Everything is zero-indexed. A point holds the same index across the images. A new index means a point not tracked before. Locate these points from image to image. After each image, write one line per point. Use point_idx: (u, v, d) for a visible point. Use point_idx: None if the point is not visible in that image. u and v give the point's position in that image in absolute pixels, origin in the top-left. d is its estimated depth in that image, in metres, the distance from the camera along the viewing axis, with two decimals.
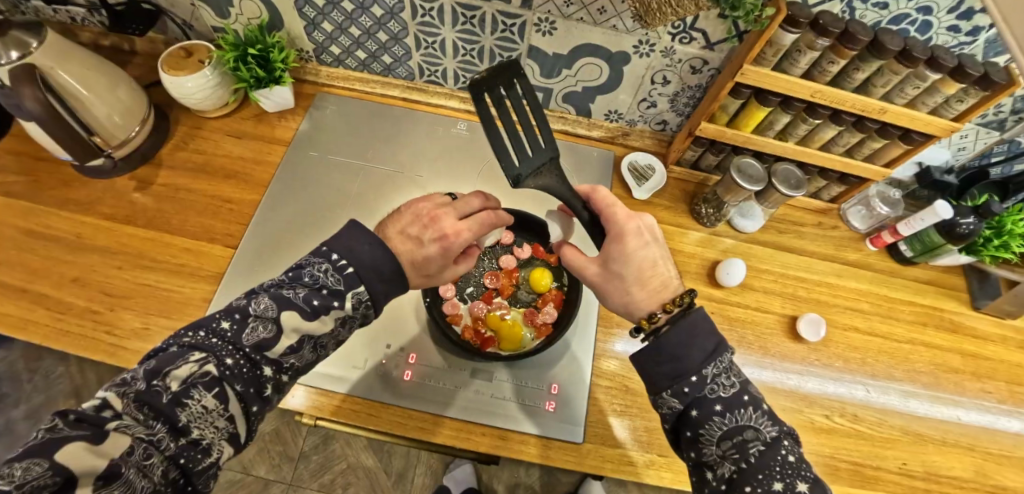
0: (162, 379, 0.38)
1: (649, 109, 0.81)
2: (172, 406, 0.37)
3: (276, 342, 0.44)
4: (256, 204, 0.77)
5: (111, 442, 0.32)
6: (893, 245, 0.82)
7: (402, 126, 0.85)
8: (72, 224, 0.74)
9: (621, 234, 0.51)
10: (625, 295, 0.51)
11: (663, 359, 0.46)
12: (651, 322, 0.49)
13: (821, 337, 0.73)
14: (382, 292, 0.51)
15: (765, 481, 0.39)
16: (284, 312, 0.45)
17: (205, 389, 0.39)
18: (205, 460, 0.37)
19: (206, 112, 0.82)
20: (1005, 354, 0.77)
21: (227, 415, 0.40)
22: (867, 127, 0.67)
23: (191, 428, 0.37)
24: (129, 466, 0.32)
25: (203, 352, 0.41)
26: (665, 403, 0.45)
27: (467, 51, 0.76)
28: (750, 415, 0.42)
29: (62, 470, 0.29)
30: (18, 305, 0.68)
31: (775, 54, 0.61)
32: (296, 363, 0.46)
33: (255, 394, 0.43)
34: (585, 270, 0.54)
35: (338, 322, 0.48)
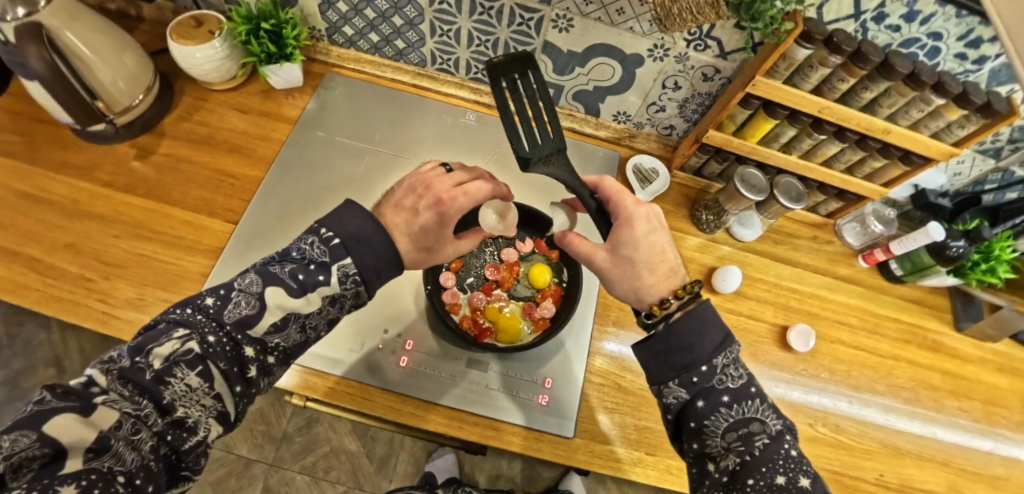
0: (144, 357, 0.38)
1: (658, 113, 0.81)
2: (156, 384, 0.37)
3: (260, 318, 0.44)
4: (260, 181, 0.77)
5: (100, 414, 0.33)
6: (884, 264, 0.84)
7: (410, 113, 0.85)
8: (69, 189, 0.73)
9: (629, 219, 0.52)
10: (635, 281, 0.52)
11: (674, 348, 0.47)
12: (663, 308, 0.49)
13: (809, 348, 0.75)
14: (374, 275, 0.50)
15: (768, 474, 0.40)
16: (268, 288, 0.45)
17: (187, 367, 0.38)
18: (191, 438, 0.38)
19: (212, 84, 0.80)
20: (984, 375, 0.80)
21: (214, 394, 0.40)
22: (869, 146, 0.68)
23: (175, 407, 0.38)
24: (118, 439, 0.33)
25: (187, 328, 0.41)
26: (672, 392, 0.46)
27: (482, 42, 0.75)
28: (756, 408, 0.44)
29: (51, 442, 0.30)
30: (10, 267, 0.67)
31: (787, 68, 0.62)
32: (282, 343, 0.46)
33: (239, 373, 0.42)
34: (595, 257, 0.54)
35: (325, 301, 0.47)
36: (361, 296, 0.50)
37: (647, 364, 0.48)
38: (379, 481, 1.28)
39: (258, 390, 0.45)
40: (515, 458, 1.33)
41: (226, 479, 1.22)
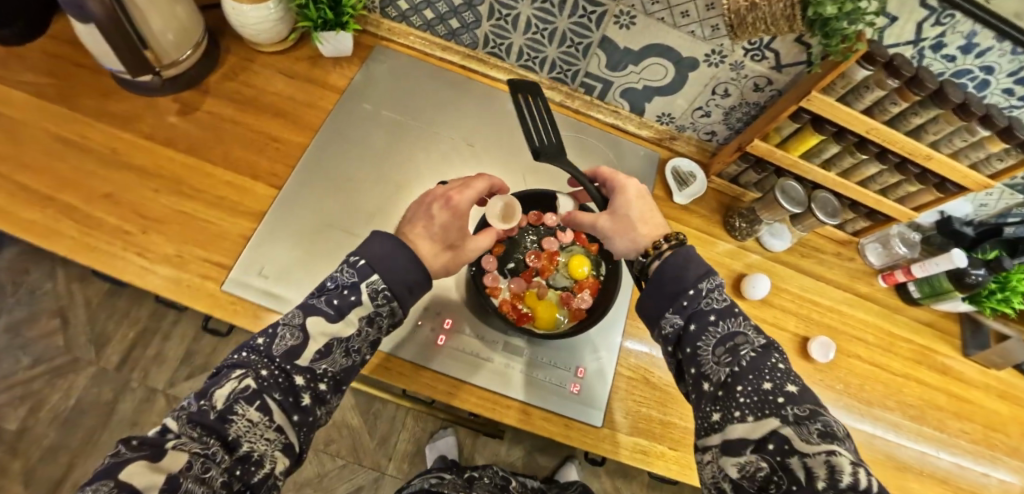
0: (207, 399, 0.37)
1: (702, 118, 0.82)
2: (221, 423, 0.36)
3: (305, 348, 0.44)
4: (306, 146, 0.76)
5: (169, 460, 0.31)
6: (902, 285, 0.87)
7: (457, 93, 0.85)
8: (109, 139, 0.72)
9: (620, 185, 0.61)
10: (631, 233, 0.58)
11: (665, 281, 0.52)
12: (656, 248, 0.56)
13: (828, 359, 0.77)
14: (405, 291, 0.51)
15: (755, 379, 0.41)
16: (309, 318, 0.45)
17: (247, 403, 0.38)
18: (259, 471, 0.37)
19: (260, 45, 0.79)
20: (985, 400, 0.83)
21: (275, 426, 0.39)
22: (908, 170, 0.70)
23: (241, 443, 0.36)
24: (187, 478, 0.31)
25: (242, 368, 0.40)
26: (668, 321, 0.51)
27: (539, 30, 0.75)
28: (740, 324, 0.47)
29: (126, 487, 0.27)
30: (45, 213, 0.65)
31: (844, 86, 0.64)
32: (330, 369, 0.45)
33: (294, 403, 0.42)
34: (598, 222, 0.60)
35: (364, 322, 0.48)
36: (395, 312, 0.51)
37: (649, 300, 0.54)
38: (378, 458, 1.29)
39: (317, 420, 0.44)
40: (514, 445, 1.35)
41: None
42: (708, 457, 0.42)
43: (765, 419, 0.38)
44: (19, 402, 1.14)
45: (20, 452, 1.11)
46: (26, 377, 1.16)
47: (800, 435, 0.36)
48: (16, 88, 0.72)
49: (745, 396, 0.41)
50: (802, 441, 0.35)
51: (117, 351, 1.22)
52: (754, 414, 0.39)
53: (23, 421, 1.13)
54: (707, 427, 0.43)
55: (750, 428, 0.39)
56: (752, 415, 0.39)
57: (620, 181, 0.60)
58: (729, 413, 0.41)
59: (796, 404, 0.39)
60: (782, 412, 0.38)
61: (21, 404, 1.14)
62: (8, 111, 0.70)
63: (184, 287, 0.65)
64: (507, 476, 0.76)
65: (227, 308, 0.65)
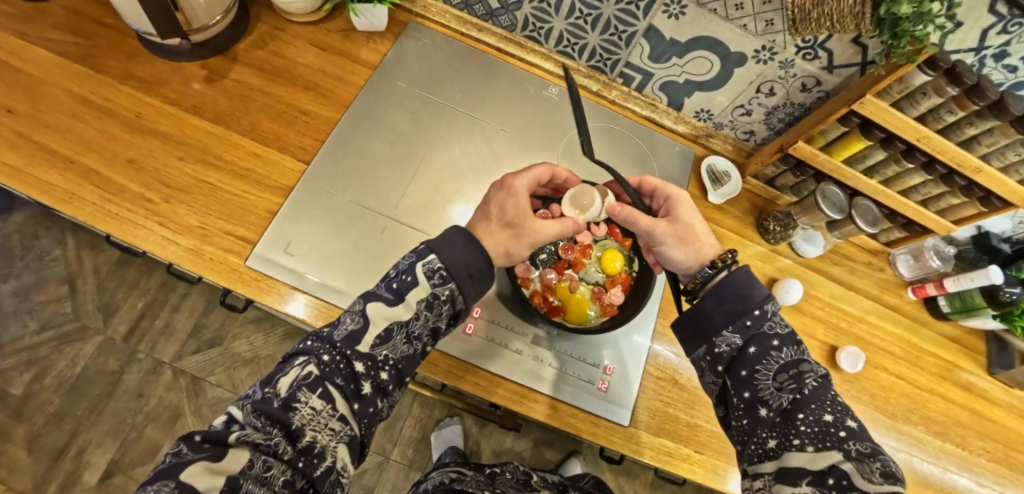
0: (272, 387, 0.36)
1: (742, 117, 0.80)
2: (285, 411, 0.35)
3: (366, 332, 0.42)
4: (335, 123, 0.74)
5: (230, 459, 0.30)
6: (931, 299, 0.85)
7: (492, 77, 0.83)
8: (134, 103, 0.69)
9: (676, 196, 0.60)
10: (696, 244, 0.57)
11: (727, 300, 0.51)
12: (722, 260, 0.55)
13: (856, 370, 0.76)
14: (464, 275, 0.48)
15: (817, 410, 0.42)
16: (369, 304, 0.43)
17: (309, 391, 0.36)
18: (321, 464, 0.35)
19: (293, 15, 0.77)
20: (1007, 420, 0.83)
21: (339, 416, 0.37)
22: (953, 182, 0.68)
23: (304, 433, 0.35)
24: (248, 479, 0.30)
25: (305, 355, 0.39)
26: (725, 340, 0.49)
27: (583, 15, 0.72)
28: (803, 353, 0.47)
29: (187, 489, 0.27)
30: (65, 176, 0.63)
31: (900, 91, 0.62)
32: (391, 356, 0.43)
33: (355, 391, 0.39)
34: (659, 227, 0.57)
35: (423, 306, 0.46)
36: (454, 297, 0.48)
37: (699, 318, 0.52)
38: (384, 443, 1.29)
39: (379, 412, 0.42)
40: (520, 437, 1.35)
41: None
42: (758, 483, 0.42)
43: (826, 452, 0.39)
44: (25, 367, 1.13)
45: (25, 418, 1.10)
46: (33, 342, 1.15)
47: (861, 472, 0.37)
48: (39, 45, 0.70)
49: (806, 425, 0.41)
50: (863, 478, 0.37)
51: (125, 321, 1.20)
52: (814, 445, 0.40)
53: (28, 387, 1.12)
54: (761, 454, 0.43)
55: (809, 458, 0.40)
56: (812, 446, 0.40)
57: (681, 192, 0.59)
58: (787, 440, 0.42)
59: (857, 440, 0.40)
60: (844, 447, 0.39)
61: (26, 369, 1.13)
62: (29, 68, 0.68)
63: (205, 259, 0.63)
64: (528, 470, 0.74)
65: (250, 283, 0.63)
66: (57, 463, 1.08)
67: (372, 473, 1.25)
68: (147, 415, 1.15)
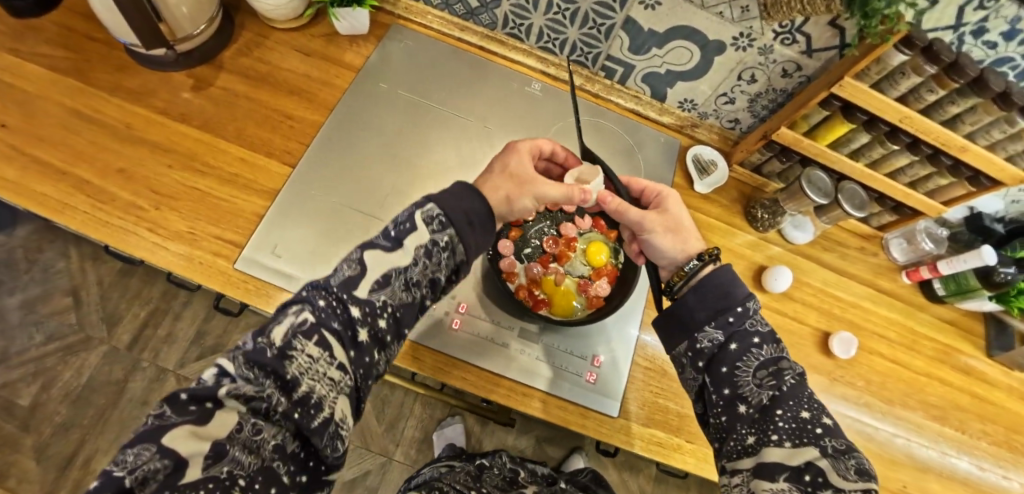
0: (265, 336, 0.30)
1: (726, 105, 0.80)
2: (280, 360, 0.29)
3: (363, 278, 0.37)
4: (319, 126, 0.75)
5: (218, 423, 0.26)
6: (926, 282, 0.84)
7: (475, 75, 0.83)
8: (122, 112, 0.70)
9: (664, 192, 0.60)
10: (682, 237, 0.57)
11: (710, 296, 0.50)
12: (709, 254, 0.54)
13: (850, 355, 0.75)
14: (463, 221, 0.44)
15: (794, 407, 0.42)
16: (366, 250, 0.39)
17: (306, 337, 0.31)
18: (320, 417, 0.30)
19: (276, 22, 0.78)
20: (1008, 402, 0.82)
21: (338, 365, 0.32)
22: (940, 162, 0.68)
23: (301, 383, 0.29)
24: (236, 443, 0.26)
25: (298, 302, 0.33)
26: (707, 335, 0.49)
27: (561, 10, 0.73)
28: (781, 350, 0.47)
29: (170, 453, 0.23)
30: (58, 186, 0.65)
31: (879, 72, 0.61)
32: (390, 303, 0.38)
33: (351, 339, 0.35)
34: (648, 216, 0.57)
35: (422, 253, 0.41)
36: (454, 245, 0.44)
37: (682, 314, 0.51)
38: (386, 443, 1.29)
39: (374, 365, 0.37)
40: (523, 434, 1.35)
41: None
42: (737, 479, 0.42)
43: (804, 448, 0.40)
44: (33, 378, 1.15)
45: (34, 428, 1.12)
46: (39, 354, 1.17)
47: (836, 468, 0.38)
48: (30, 60, 0.71)
49: (784, 421, 0.42)
50: (838, 475, 0.37)
51: (128, 331, 1.22)
52: (792, 440, 0.40)
53: (36, 398, 1.14)
54: (740, 450, 0.43)
55: (787, 454, 0.40)
56: (790, 442, 0.40)
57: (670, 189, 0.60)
58: (765, 436, 0.42)
59: (833, 437, 0.41)
60: (820, 443, 0.40)
61: (33, 381, 1.15)
62: (20, 82, 0.69)
63: (195, 263, 0.64)
64: (516, 467, 0.73)
65: (239, 286, 0.64)
66: (65, 472, 1.10)
67: (376, 474, 1.26)
68: None
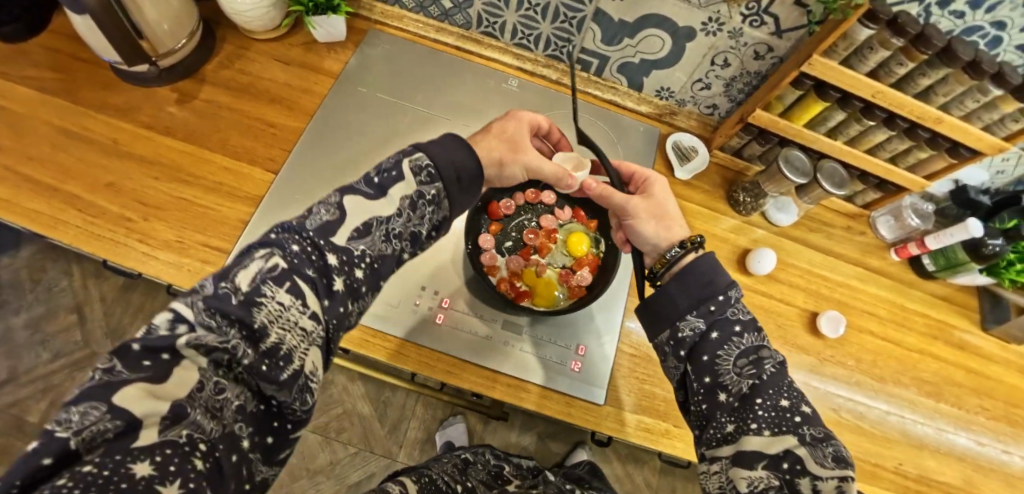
0: (229, 281, 0.30)
1: (702, 91, 0.80)
2: (246, 308, 0.29)
3: (341, 225, 0.38)
4: (301, 131, 0.76)
5: (177, 379, 0.25)
6: (916, 258, 0.84)
7: (452, 73, 0.84)
8: (109, 128, 0.72)
9: (651, 179, 0.60)
10: (666, 225, 0.56)
11: (693, 285, 0.49)
12: (691, 242, 0.53)
13: (838, 334, 0.75)
14: (452, 177, 0.46)
15: (774, 396, 0.42)
16: (346, 197, 0.40)
17: (276, 284, 0.31)
18: (288, 368, 0.30)
19: (255, 33, 0.80)
20: (1005, 376, 0.81)
21: (310, 313, 0.33)
22: (918, 135, 0.67)
23: (269, 332, 0.30)
24: (196, 407, 0.26)
25: (268, 246, 0.34)
26: (689, 324, 0.48)
27: (531, 6, 0.74)
28: (763, 339, 0.46)
29: (122, 413, 0.23)
30: (50, 203, 0.67)
31: (846, 48, 0.61)
32: (368, 252, 0.39)
33: (326, 287, 0.35)
34: (632, 202, 0.57)
35: (406, 204, 0.43)
36: (441, 199, 0.46)
37: (662, 301, 0.50)
38: (390, 445, 1.30)
39: (350, 314, 0.38)
40: (525, 431, 1.36)
41: None
42: (715, 466, 0.42)
43: (782, 436, 0.39)
44: (41, 395, 1.18)
45: None
46: (47, 371, 1.20)
47: (814, 457, 0.38)
48: (19, 83, 0.73)
49: (763, 409, 0.41)
50: (816, 464, 0.37)
51: None
52: (771, 429, 0.40)
53: (45, 414, 1.17)
54: (719, 438, 0.42)
55: (765, 442, 0.39)
56: (768, 431, 0.40)
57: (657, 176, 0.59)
58: (745, 424, 0.41)
59: (811, 425, 0.40)
60: (798, 431, 0.39)
61: (42, 397, 1.18)
62: (10, 105, 0.71)
63: (184, 271, 0.66)
64: (500, 462, 0.74)
65: None
66: None
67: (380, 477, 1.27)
68: None
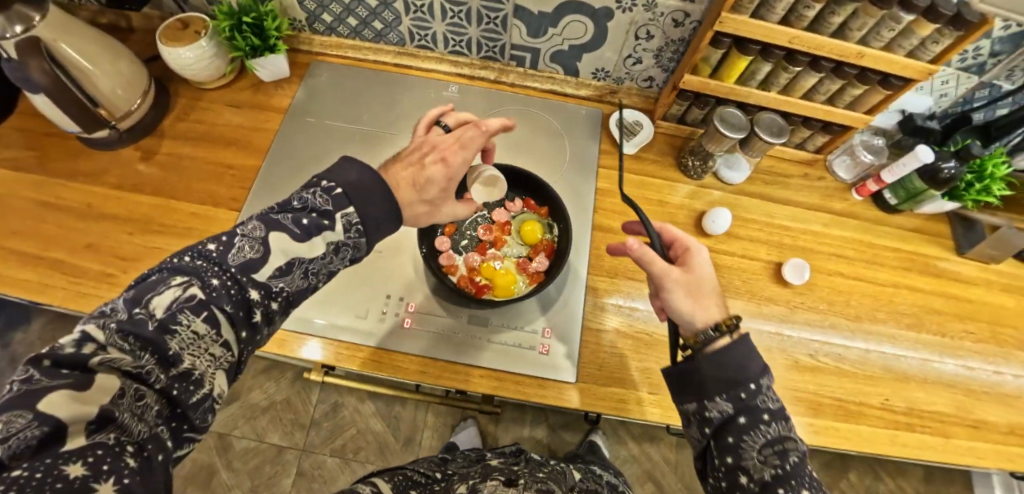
0: (143, 308, 0.35)
1: (635, 66, 0.82)
2: (161, 334, 0.35)
3: (264, 263, 0.42)
4: (258, 168, 0.80)
5: (99, 385, 0.30)
6: (877, 195, 0.84)
7: (396, 91, 0.88)
8: (82, 194, 0.77)
9: (693, 250, 0.55)
10: (704, 301, 0.51)
11: (726, 367, 0.47)
12: (728, 325, 0.49)
13: (805, 280, 0.76)
14: (374, 226, 0.48)
15: (796, 487, 0.42)
16: (272, 233, 0.42)
17: (193, 314, 0.36)
18: (198, 392, 0.36)
19: (205, 83, 0.84)
20: (987, 297, 0.80)
21: (221, 342, 0.38)
22: (846, 73, 0.68)
23: (182, 358, 0.35)
24: (122, 410, 0.31)
25: (186, 275, 0.38)
26: (716, 405, 0.47)
27: (455, 13, 0.77)
28: (789, 427, 0.46)
29: (49, 420, 0.28)
30: (36, 270, 0.71)
31: (752, 1, 0.61)
32: (287, 289, 0.43)
33: (244, 319, 0.40)
34: (670, 272, 0.52)
35: (330, 250, 0.46)
36: (360, 244, 0.48)
37: (691, 377, 0.48)
38: (407, 457, 1.33)
39: (261, 338, 0.43)
40: (537, 425, 1.37)
41: (261, 467, 1.28)
42: None
43: None
44: None
45: None
46: None
47: None
48: None
49: None
50: None
51: None
52: None
53: None
54: None
55: None
56: None
57: (700, 248, 0.54)
58: None
59: None
60: None
61: None
62: None
63: None
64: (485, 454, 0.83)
65: None
66: None
67: None
68: (185, 479, 1.26)
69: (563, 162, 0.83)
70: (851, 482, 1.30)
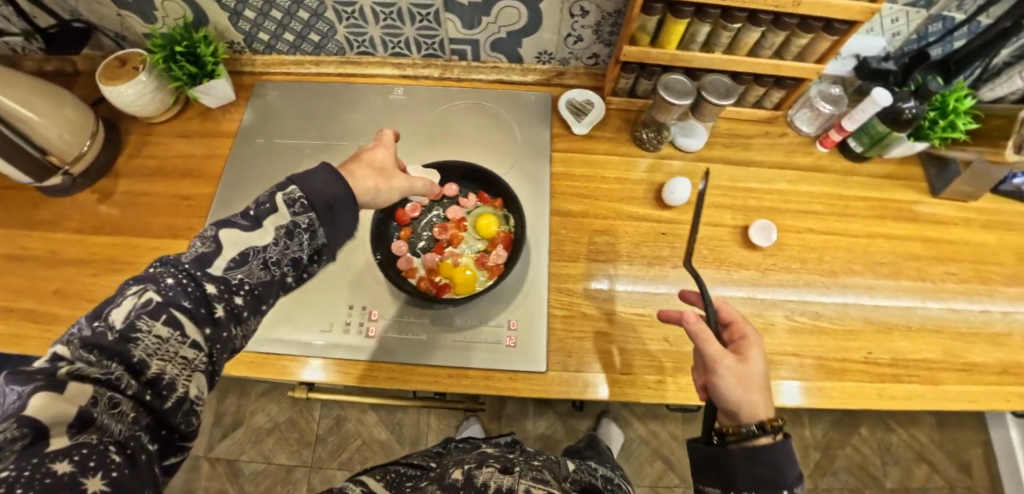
0: (103, 321, 0.33)
1: (577, 44, 0.80)
2: (123, 343, 0.33)
3: (218, 256, 0.39)
4: (213, 195, 0.80)
5: (75, 390, 0.29)
6: (843, 144, 0.82)
7: (344, 100, 0.87)
8: (46, 242, 0.78)
9: (749, 340, 0.53)
10: (753, 393, 0.49)
11: (760, 465, 0.46)
12: (773, 426, 0.47)
13: (773, 241, 0.74)
14: (324, 207, 0.45)
15: None
16: (222, 230, 0.41)
17: (151, 317, 0.34)
18: (173, 394, 0.34)
19: (154, 118, 0.85)
20: (967, 235, 0.77)
21: (190, 343, 0.36)
22: (786, 24, 0.66)
23: (149, 364, 0.33)
24: (100, 413, 0.29)
25: (141, 282, 0.36)
26: None
27: (386, 15, 0.76)
28: None
29: (29, 422, 0.26)
30: (8, 322, 0.72)
31: None
32: (248, 280, 0.40)
33: (206, 316, 0.37)
34: (724, 357, 0.50)
35: (282, 233, 0.42)
36: (316, 228, 0.44)
37: (721, 462, 0.47)
38: None
39: (235, 338, 0.39)
40: (539, 416, 1.37)
41: (273, 488, 1.29)
42: None
43: None
44: None
45: None
46: None
47: None
48: None
49: None
50: None
51: None
52: None
53: None
54: None
55: None
56: None
57: (758, 342, 0.52)
58: None
59: None
60: None
61: None
62: None
63: None
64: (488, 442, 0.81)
65: None
66: None
67: None
68: None
69: (516, 151, 0.82)
70: (862, 437, 1.27)
